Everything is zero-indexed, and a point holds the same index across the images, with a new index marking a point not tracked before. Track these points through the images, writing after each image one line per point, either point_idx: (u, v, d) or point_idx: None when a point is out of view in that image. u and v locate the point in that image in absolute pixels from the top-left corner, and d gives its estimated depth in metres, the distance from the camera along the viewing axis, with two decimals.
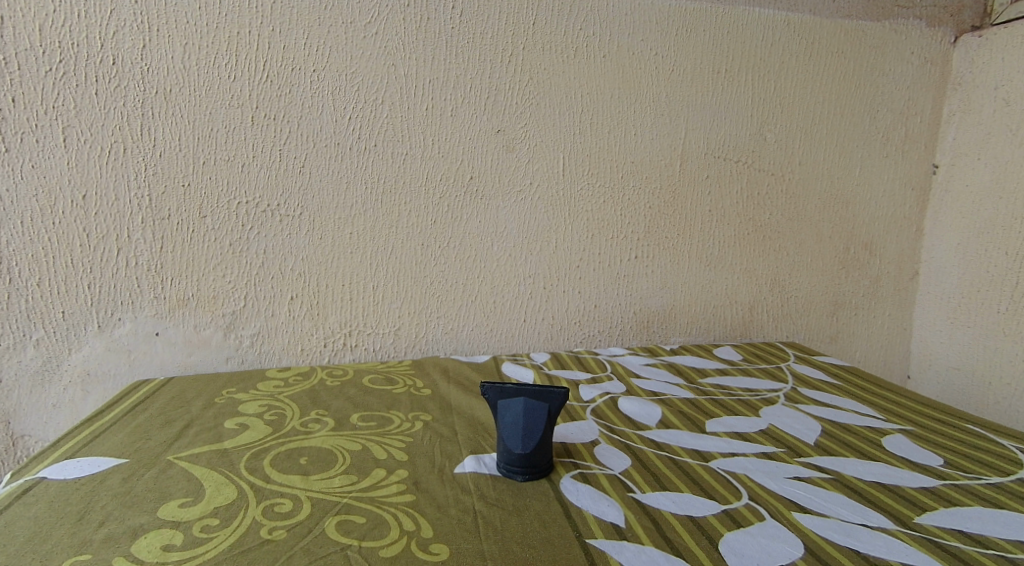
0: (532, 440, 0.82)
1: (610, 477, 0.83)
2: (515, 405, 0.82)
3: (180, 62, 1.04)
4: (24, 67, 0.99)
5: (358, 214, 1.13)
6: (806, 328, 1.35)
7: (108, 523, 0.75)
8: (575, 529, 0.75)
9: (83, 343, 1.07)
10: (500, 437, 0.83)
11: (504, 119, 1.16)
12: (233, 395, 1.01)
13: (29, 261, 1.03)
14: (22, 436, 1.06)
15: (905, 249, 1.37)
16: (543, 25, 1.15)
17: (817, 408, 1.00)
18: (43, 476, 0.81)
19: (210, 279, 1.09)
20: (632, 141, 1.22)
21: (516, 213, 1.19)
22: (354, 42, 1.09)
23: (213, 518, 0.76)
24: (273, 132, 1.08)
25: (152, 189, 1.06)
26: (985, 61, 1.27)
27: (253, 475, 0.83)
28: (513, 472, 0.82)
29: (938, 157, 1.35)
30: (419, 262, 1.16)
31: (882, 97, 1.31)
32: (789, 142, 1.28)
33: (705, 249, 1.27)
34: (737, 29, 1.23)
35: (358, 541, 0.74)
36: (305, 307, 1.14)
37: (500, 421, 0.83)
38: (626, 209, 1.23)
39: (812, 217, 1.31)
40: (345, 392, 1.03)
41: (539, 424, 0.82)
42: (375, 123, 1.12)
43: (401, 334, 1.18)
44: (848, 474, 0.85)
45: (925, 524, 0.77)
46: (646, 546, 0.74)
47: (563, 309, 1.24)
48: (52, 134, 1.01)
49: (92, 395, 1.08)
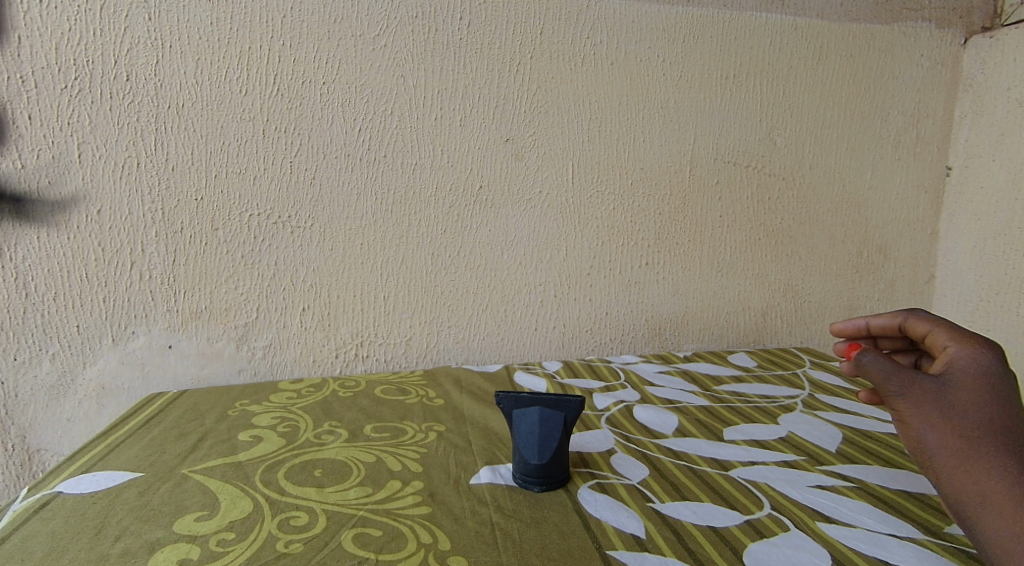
0: (548, 449, 0.81)
1: (628, 487, 0.82)
2: (531, 414, 0.82)
3: (192, 77, 1.04)
4: (40, 85, 1.00)
5: (368, 225, 1.13)
6: (820, 333, 1.34)
7: (124, 538, 0.75)
8: (595, 541, 0.75)
9: (97, 357, 1.07)
10: (515, 447, 0.82)
11: (513, 128, 1.16)
12: (247, 407, 1.01)
13: (45, 275, 1.03)
14: (38, 450, 1.07)
15: (919, 252, 1.36)
16: (550, 34, 1.15)
17: (836, 415, 0.99)
18: (59, 491, 0.81)
19: (222, 292, 1.09)
20: (641, 149, 1.21)
21: (526, 222, 1.18)
22: (364, 54, 1.09)
23: (229, 532, 0.76)
24: (284, 145, 1.08)
25: (164, 203, 1.06)
26: (997, 62, 1.27)
27: (267, 487, 0.82)
28: (529, 483, 0.81)
29: (951, 159, 1.34)
30: (429, 272, 1.16)
31: (892, 99, 1.30)
32: (799, 146, 1.28)
33: (717, 255, 1.27)
34: (746, 35, 1.22)
35: (376, 554, 0.73)
36: (317, 318, 1.13)
37: (516, 431, 0.83)
38: (636, 217, 1.23)
39: (824, 221, 1.31)
40: (357, 403, 1.03)
41: (555, 433, 0.81)
42: (385, 134, 1.11)
43: (412, 344, 1.18)
44: (872, 482, 0.84)
45: (955, 534, 0.76)
46: (667, 558, 0.73)
47: (574, 317, 1.23)
48: (67, 150, 1.02)
49: (106, 409, 1.08)
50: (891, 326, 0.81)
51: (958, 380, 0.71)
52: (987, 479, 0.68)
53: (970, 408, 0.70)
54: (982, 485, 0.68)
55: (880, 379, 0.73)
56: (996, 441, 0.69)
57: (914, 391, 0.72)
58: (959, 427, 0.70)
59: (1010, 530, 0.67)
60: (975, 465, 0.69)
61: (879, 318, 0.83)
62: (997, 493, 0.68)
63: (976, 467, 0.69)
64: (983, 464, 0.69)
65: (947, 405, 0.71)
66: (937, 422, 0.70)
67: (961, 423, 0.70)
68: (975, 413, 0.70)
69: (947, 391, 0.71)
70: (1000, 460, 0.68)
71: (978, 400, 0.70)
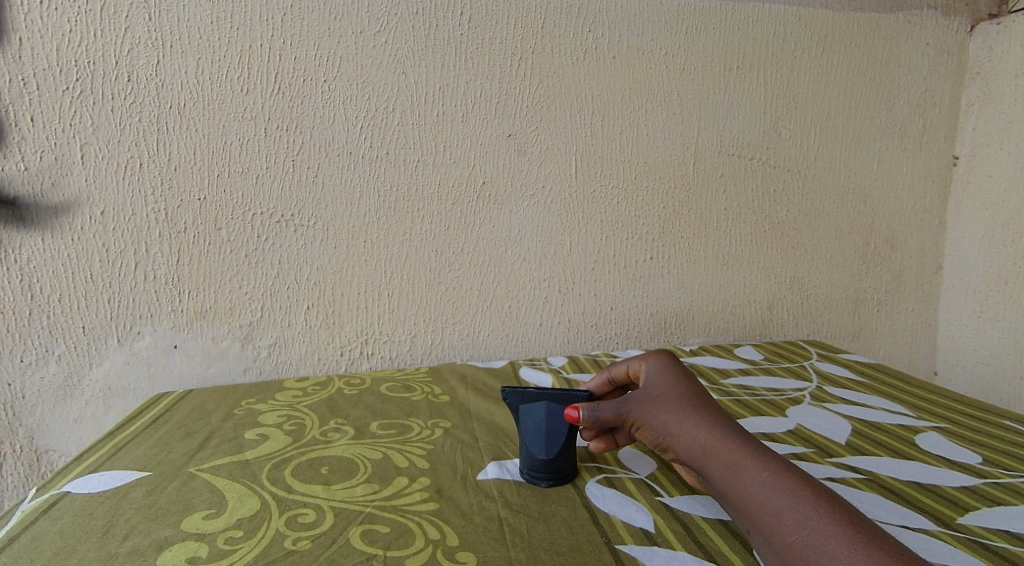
0: (555, 444, 0.81)
1: (636, 481, 0.82)
2: (538, 410, 0.81)
3: (194, 77, 1.04)
4: (42, 87, 1.00)
5: (371, 223, 1.12)
6: (827, 325, 1.33)
7: (132, 537, 0.75)
8: (603, 535, 0.74)
9: (103, 358, 1.07)
10: (522, 442, 0.82)
11: (515, 123, 1.15)
12: (253, 406, 1.01)
13: (50, 277, 1.03)
14: (45, 451, 1.07)
15: (926, 242, 1.35)
16: (552, 28, 1.15)
17: (845, 407, 0.99)
18: (67, 491, 0.81)
19: (227, 291, 1.09)
20: (644, 143, 1.21)
21: (529, 217, 1.18)
22: (364, 51, 1.09)
23: (236, 530, 0.76)
24: (286, 143, 1.08)
25: (168, 203, 1.05)
26: (1004, 49, 1.26)
27: (274, 485, 0.82)
28: (537, 478, 0.81)
29: (957, 148, 1.33)
30: (433, 269, 1.16)
31: (897, 89, 1.30)
32: (804, 137, 1.27)
33: (722, 248, 1.26)
34: (749, 27, 1.22)
35: (383, 550, 0.73)
36: (321, 316, 1.13)
37: (522, 426, 0.82)
38: (640, 210, 1.22)
39: (830, 213, 1.30)
40: (363, 401, 1.02)
41: (562, 429, 0.81)
42: (386, 131, 1.11)
43: (417, 341, 1.18)
44: (883, 474, 0.83)
45: (969, 525, 0.76)
46: (677, 552, 0.73)
47: (578, 312, 1.23)
48: (70, 151, 1.02)
49: (113, 409, 1.08)
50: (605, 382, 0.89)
51: (654, 383, 0.82)
52: (699, 432, 0.75)
53: (672, 393, 0.80)
54: (699, 437, 0.75)
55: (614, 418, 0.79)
56: (697, 404, 0.78)
57: (634, 400, 0.80)
58: (668, 406, 0.78)
59: (728, 468, 0.72)
60: (686, 424, 0.76)
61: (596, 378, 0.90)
62: (711, 439, 0.74)
63: (688, 426, 0.76)
64: (694, 422, 0.76)
65: (656, 396, 0.80)
66: (653, 409, 0.78)
67: (667, 403, 0.78)
68: (675, 394, 0.80)
69: (649, 393, 0.80)
70: (702, 416, 0.76)
71: (674, 385, 0.81)
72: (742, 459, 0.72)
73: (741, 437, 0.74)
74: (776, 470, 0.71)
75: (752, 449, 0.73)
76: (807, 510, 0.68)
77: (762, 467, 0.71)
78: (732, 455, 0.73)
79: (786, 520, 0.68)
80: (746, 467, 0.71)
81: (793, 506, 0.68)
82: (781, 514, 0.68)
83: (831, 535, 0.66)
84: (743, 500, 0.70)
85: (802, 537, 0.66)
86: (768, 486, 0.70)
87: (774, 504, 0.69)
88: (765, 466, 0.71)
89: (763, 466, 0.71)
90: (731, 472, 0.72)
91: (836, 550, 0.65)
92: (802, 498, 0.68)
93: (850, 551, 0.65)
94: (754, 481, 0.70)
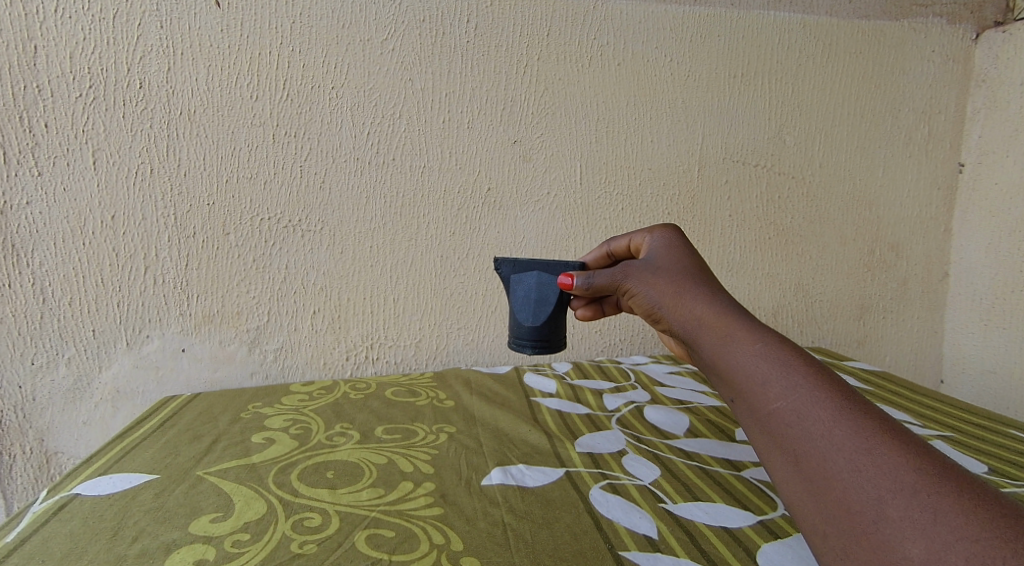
0: (543, 313, 0.86)
1: (639, 487, 0.83)
2: (528, 279, 0.87)
3: (204, 84, 1.05)
4: (56, 93, 1.01)
5: (378, 228, 1.13)
6: (832, 332, 1.34)
7: (141, 539, 0.75)
8: (607, 541, 0.75)
9: (112, 361, 1.08)
10: (512, 311, 0.87)
11: (520, 129, 1.16)
12: (259, 410, 1.01)
13: (61, 282, 1.04)
14: (55, 453, 1.08)
15: (931, 249, 1.35)
16: (557, 36, 1.15)
17: None
18: (76, 493, 0.82)
19: (234, 295, 1.10)
20: (649, 149, 1.21)
21: (534, 223, 1.19)
22: (372, 59, 1.10)
23: (243, 533, 0.76)
24: (295, 149, 1.09)
25: (177, 208, 1.06)
26: (1009, 58, 1.26)
27: (280, 489, 0.83)
28: (523, 345, 0.86)
29: (963, 156, 1.33)
30: (438, 274, 1.17)
31: (902, 95, 1.30)
32: (809, 144, 1.28)
33: (726, 255, 1.27)
34: (753, 34, 1.22)
35: (388, 555, 0.74)
36: (327, 321, 1.14)
37: (513, 295, 0.87)
38: (645, 216, 1.23)
39: (835, 219, 1.30)
40: (368, 405, 1.03)
41: (551, 297, 0.86)
42: (393, 138, 1.12)
43: (422, 346, 1.18)
44: None
45: None
46: (680, 559, 0.73)
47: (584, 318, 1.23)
48: (82, 157, 1.03)
49: (121, 412, 1.09)
50: (601, 255, 0.90)
51: (656, 255, 0.84)
52: (696, 306, 0.77)
53: (673, 265, 0.82)
54: (695, 310, 0.77)
55: (608, 284, 0.83)
56: (698, 278, 0.80)
57: (632, 269, 0.83)
58: (668, 277, 0.81)
59: (719, 340, 0.74)
60: (684, 298, 0.78)
61: (590, 253, 0.92)
62: (706, 312, 0.76)
63: (685, 300, 0.78)
64: (690, 295, 0.78)
65: (657, 266, 0.82)
66: (652, 279, 0.81)
67: (668, 275, 0.81)
68: (677, 268, 0.82)
69: (652, 263, 0.83)
70: (701, 290, 0.78)
71: (678, 259, 0.83)
72: (736, 332, 0.73)
73: (737, 311, 0.76)
74: (769, 342, 0.72)
75: (746, 321, 0.74)
76: (795, 380, 0.69)
77: (757, 338, 0.72)
78: (726, 327, 0.74)
79: (773, 388, 0.69)
80: (740, 339, 0.73)
81: (781, 375, 0.69)
82: (769, 383, 0.69)
83: (816, 402, 0.67)
84: (732, 370, 0.72)
85: (787, 404, 0.68)
86: (760, 356, 0.71)
87: (763, 373, 0.70)
88: (758, 337, 0.72)
89: (757, 338, 0.72)
90: (723, 343, 0.73)
91: (821, 416, 0.66)
92: (792, 368, 0.69)
93: (835, 418, 0.66)
94: (745, 351, 0.72)
